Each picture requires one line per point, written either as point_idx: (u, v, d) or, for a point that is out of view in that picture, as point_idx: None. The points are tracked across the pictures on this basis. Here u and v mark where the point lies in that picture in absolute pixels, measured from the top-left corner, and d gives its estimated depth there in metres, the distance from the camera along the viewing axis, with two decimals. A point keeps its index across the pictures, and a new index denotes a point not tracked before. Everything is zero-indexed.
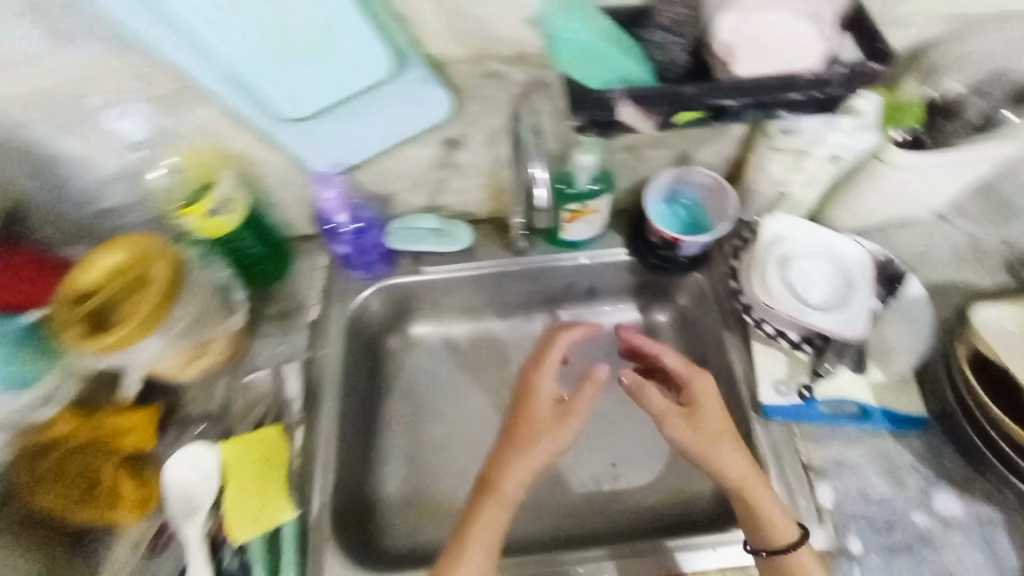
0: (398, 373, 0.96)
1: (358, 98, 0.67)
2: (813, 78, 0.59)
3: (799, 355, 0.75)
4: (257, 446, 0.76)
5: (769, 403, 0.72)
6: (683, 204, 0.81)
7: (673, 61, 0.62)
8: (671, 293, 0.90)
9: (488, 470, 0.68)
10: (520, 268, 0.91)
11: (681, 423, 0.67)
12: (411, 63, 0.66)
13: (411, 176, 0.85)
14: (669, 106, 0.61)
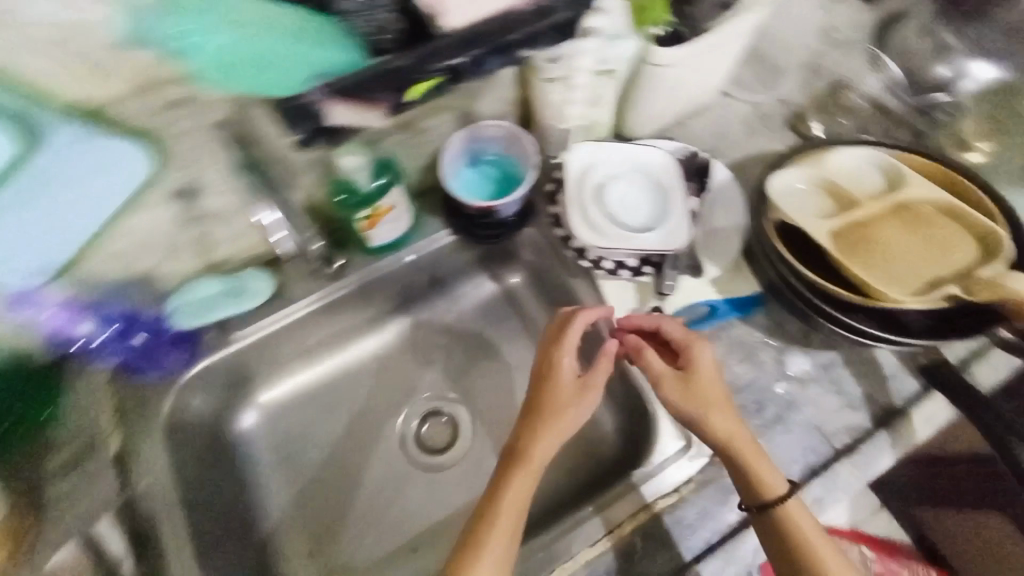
0: (262, 453, 0.82)
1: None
2: (536, 9, 0.45)
3: (644, 280, 0.75)
4: None
5: None
6: (487, 165, 0.77)
7: (382, 28, 0.43)
8: (515, 254, 0.88)
9: (514, 442, 0.63)
10: (347, 292, 0.80)
11: (683, 390, 0.62)
12: (50, 124, 0.43)
13: (151, 245, 0.64)
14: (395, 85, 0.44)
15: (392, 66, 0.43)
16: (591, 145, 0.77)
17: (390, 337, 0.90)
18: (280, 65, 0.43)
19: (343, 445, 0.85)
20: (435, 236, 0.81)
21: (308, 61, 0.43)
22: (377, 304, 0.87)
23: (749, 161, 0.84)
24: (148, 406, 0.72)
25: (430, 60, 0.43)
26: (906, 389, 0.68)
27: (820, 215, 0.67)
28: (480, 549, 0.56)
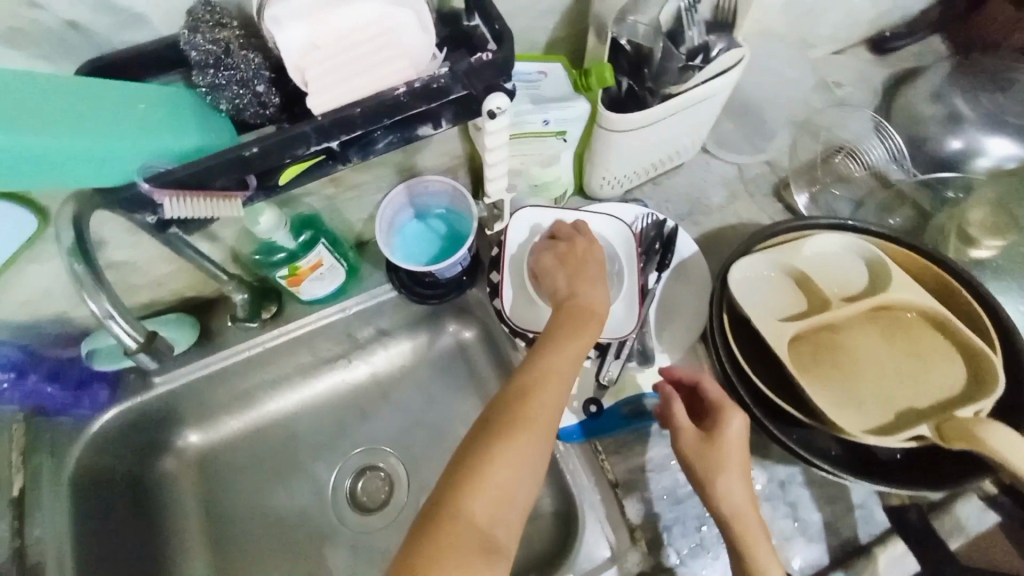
0: (183, 499, 0.78)
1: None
2: (416, 91, 0.41)
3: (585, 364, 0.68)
4: None
5: (565, 425, 0.65)
6: (432, 222, 0.72)
7: (239, 102, 0.41)
8: (464, 311, 0.82)
9: (571, 298, 0.61)
10: (284, 340, 0.76)
11: (699, 448, 0.55)
12: None
13: (63, 288, 0.62)
14: (252, 171, 0.41)
15: (244, 155, 0.40)
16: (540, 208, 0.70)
17: (336, 379, 0.84)
18: (111, 156, 0.38)
19: (271, 490, 0.79)
20: (375, 294, 0.77)
21: (146, 144, 0.39)
22: (313, 354, 0.81)
23: (724, 228, 0.77)
24: (53, 449, 0.68)
25: (287, 149, 0.40)
26: (874, 522, 0.60)
27: (785, 316, 0.60)
28: (531, 404, 0.51)
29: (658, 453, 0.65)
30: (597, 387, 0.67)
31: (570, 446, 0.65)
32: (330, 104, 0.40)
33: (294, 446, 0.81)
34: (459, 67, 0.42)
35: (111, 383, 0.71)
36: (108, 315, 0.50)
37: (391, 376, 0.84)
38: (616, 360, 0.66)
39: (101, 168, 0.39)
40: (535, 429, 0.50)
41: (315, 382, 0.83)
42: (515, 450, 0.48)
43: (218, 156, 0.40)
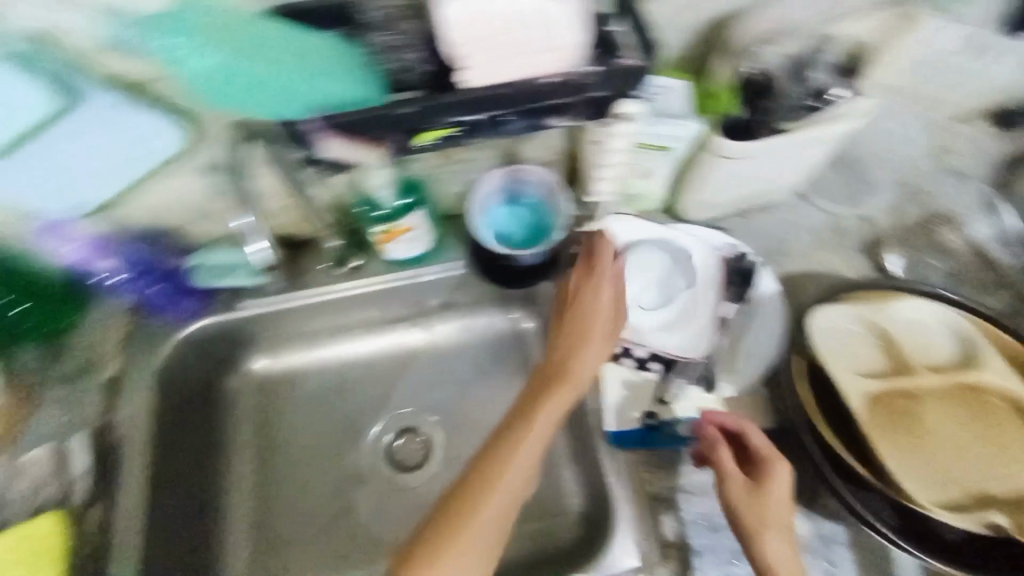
0: (241, 416, 0.84)
1: (36, 137, 0.54)
2: (562, 83, 0.44)
3: (647, 376, 0.69)
4: (27, 543, 0.63)
5: (616, 429, 0.66)
6: (520, 209, 0.73)
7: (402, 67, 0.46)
8: (532, 302, 0.85)
9: (559, 362, 0.65)
10: (359, 292, 0.80)
11: (745, 497, 0.57)
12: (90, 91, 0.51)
13: (192, 205, 0.71)
14: (392, 130, 0.47)
15: (392, 113, 0.45)
16: (629, 220, 0.74)
17: (395, 339, 0.88)
18: (285, 90, 0.46)
19: (318, 427, 0.84)
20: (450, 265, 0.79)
21: (312, 85, 0.46)
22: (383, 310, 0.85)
23: (808, 275, 0.76)
24: (144, 343, 0.75)
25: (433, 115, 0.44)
26: None
27: (860, 374, 0.62)
28: (494, 487, 0.57)
29: (701, 477, 0.65)
30: (655, 401, 0.67)
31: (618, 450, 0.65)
32: (482, 78, 0.43)
33: (347, 393, 0.86)
34: (608, 68, 0.44)
35: (201, 299, 0.77)
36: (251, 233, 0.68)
37: (448, 349, 0.88)
38: (678, 379, 0.68)
39: (274, 100, 0.47)
40: (499, 500, 0.57)
41: (377, 338, 0.88)
42: (473, 537, 0.55)
43: (370, 111, 0.46)
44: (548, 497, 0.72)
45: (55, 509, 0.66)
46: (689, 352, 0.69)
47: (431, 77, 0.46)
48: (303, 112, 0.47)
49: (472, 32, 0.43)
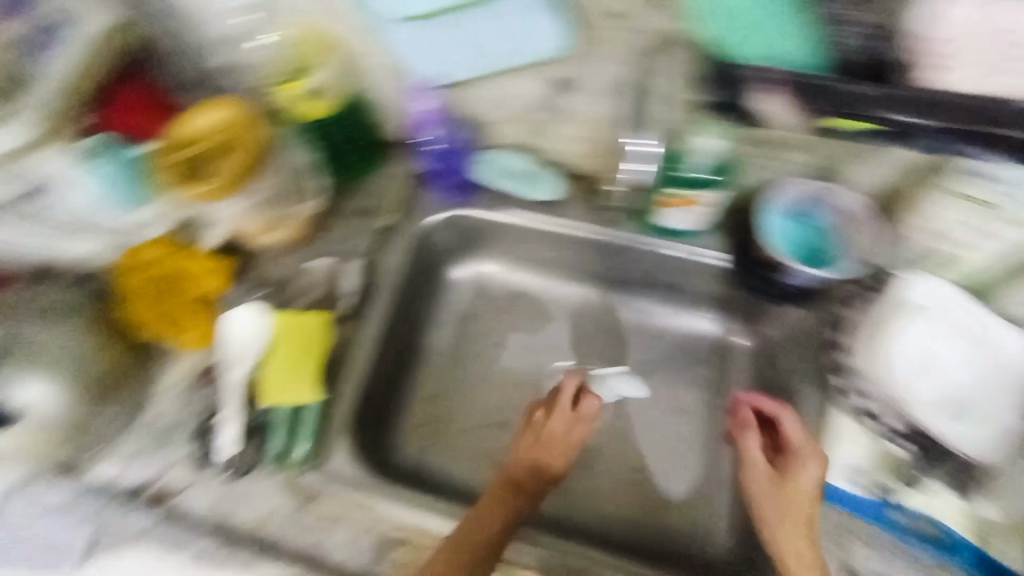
0: (457, 302, 0.94)
1: (456, 12, 0.65)
2: None
3: (892, 450, 0.66)
4: (299, 329, 0.74)
5: (835, 485, 0.64)
6: (803, 225, 0.71)
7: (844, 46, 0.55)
8: (759, 320, 0.84)
9: (520, 466, 0.69)
10: (607, 241, 0.82)
11: (769, 488, 0.62)
12: None
13: (512, 108, 0.75)
14: (828, 105, 0.56)
15: (843, 94, 0.55)
16: (941, 287, 0.66)
17: (603, 299, 0.93)
18: (751, 36, 0.58)
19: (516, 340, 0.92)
20: (698, 252, 0.80)
21: (770, 43, 0.57)
22: (611, 269, 0.89)
23: None
24: (418, 210, 0.84)
25: (887, 110, 0.54)
26: None
27: None
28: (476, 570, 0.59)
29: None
30: (895, 478, 0.64)
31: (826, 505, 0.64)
32: (959, 83, 0.51)
33: (543, 327, 0.93)
34: None
35: (475, 195, 0.83)
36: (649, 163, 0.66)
37: (650, 331, 0.92)
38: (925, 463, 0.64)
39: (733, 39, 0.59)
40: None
41: (588, 292, 0.93)
42: None
43: (820, 84, 0.56)
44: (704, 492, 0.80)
45: (321, 310, 0.78)
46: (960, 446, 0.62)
47: (874, 66, 0.55)
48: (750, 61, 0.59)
49: (973, 37, 0.49)
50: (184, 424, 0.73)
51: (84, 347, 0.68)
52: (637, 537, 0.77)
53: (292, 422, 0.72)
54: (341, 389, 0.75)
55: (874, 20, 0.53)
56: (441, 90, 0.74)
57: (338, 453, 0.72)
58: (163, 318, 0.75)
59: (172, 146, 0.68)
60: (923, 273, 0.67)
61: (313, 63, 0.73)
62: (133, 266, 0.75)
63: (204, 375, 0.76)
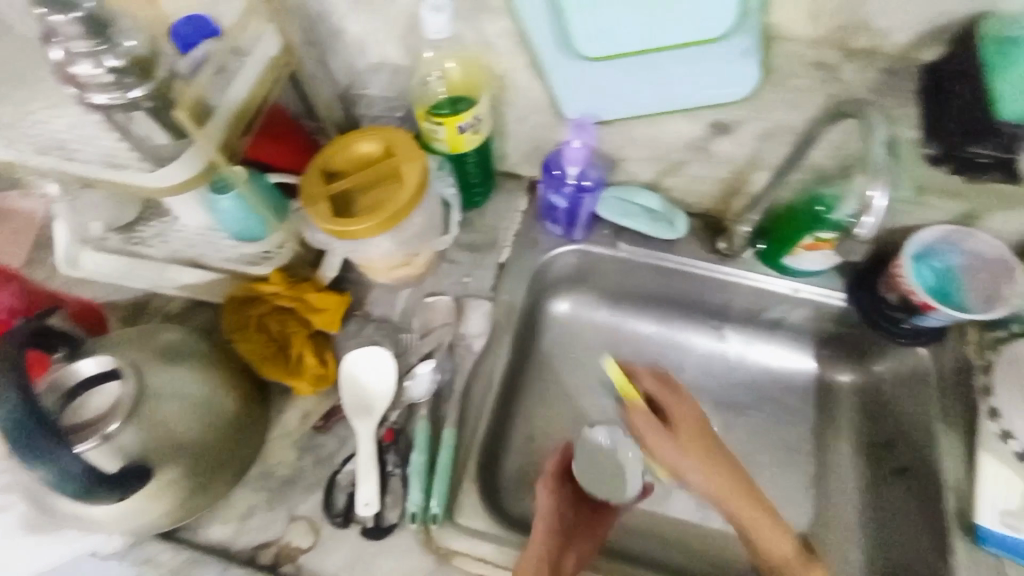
0: (560, 335, 0.94)
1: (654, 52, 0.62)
2: None
3: None
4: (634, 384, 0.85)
5: (986, 526, 0.65)
6: (931, 268, 0.75)
7: None
8: (869, 358, 0.87)
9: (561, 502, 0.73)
10: (718, 277, 0.84)
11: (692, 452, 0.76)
12: (740, 31, 0.58)
13: (653, 148, 0.75)
14: None
15: None
16: None
17: (701, 333, 0.95)
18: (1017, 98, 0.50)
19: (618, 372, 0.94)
20: (800, 287, 0.83)
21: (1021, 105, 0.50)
22: (706, 304, 0.92)
23: None
24: (532, 247, 0.84)
25: None
26: None
27: None
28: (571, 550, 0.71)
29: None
30: None
31: (980, 549, 0.65)
32: None
33: (638, 359, 0.95)
34: None
35: (591, 229, 0.85)
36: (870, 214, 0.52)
37: (745, 363, 0.94)
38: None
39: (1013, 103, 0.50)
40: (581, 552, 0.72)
41: (679, 326, 0.96)
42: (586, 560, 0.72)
43: None
44: (817, 535, 0.81)
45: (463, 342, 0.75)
46: None
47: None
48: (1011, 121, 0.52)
49: None
50: (304, 475, 0.68)
51: (211, 397, 0.63)
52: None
53: (427, 475, 0.68)
54: (471, 429, 0.72)
55: None
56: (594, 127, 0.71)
57: (471, 503, 0.69)
58: (284, 356, 0.73)
59: (317, 174, 0.65)
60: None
61: (469, 97, 0.68)
62: (238, 298, 0.75)
63: (319, 421, 0.71)
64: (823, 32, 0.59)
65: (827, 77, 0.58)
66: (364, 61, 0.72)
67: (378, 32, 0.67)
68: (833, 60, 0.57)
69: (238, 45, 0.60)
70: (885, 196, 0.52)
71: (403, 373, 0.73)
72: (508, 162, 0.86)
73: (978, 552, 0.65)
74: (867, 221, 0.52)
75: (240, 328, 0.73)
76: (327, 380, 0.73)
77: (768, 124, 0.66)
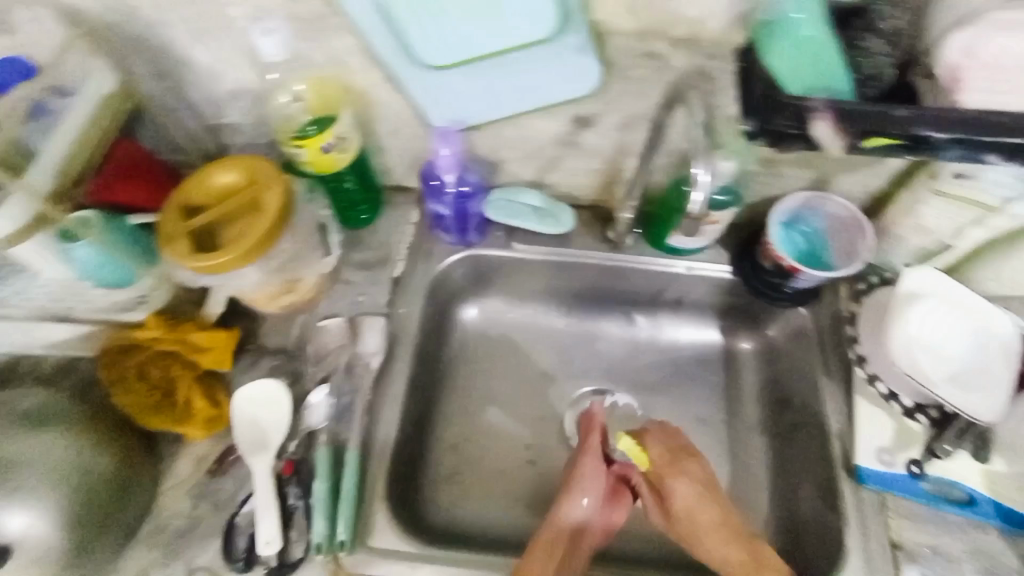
0: (471, 340, 0.95)
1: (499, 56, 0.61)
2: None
3: (909, 423, 0.72)
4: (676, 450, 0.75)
5: (866, 467, 0.70)
6: (801, 232, 0.80)
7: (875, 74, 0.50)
8: (762, 323, 0.91)
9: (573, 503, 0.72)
10: (611, 265, 0.86)
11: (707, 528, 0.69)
12: (572, 28, 0.59)
13: (526, 147, 0.76)
14: (863, 127, 0.47)
15: (889, 112, 0.46)
16: (932, 272, 0.72)
17: (609, 321, 0.98)
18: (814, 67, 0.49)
19: (533, 369, 0.95)
20: (693, 266, 0.86)
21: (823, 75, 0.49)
22: (610, 291, 0.93)
23: None
24: (426, 258, 0.85)
25: (916, 123, 0.46)
26: None
27: None
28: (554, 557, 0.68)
29: (953, 546, 0.65)
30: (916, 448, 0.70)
31: (862, 487, 0.70)
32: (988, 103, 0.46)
33: (551, 353, 0.96)
34: None
35: (483, 232, 0.86)
36: (698, 188, 0.58)
37: (656, 344, 0.97)
38: (955, 440, 0.67)
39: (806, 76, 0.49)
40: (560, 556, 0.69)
41: (588, 317, 0.98)
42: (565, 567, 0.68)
43: (867, 108, 0.47)
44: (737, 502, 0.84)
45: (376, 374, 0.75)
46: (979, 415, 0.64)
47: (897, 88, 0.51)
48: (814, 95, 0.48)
49: (996, 69, 0.45)
50: (201, 524, 0.66)
51: (79, 460, 0.64)
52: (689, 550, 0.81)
53: (332, 501, 0.67)
54: (377, 448, 0.72)
55: (905, 47, 0.49)
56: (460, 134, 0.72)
57: (382, 522, 0.68)
58: (170, 403, 0.70)
59: (175, 212, 0.62)
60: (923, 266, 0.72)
61: (328, 117, 0.67)
62: (116, 347, 0.71)
63: (213, 465, 0.69)
64: (645, 30, 0.61)
65: (661, 66, 0.62)
66: (217, 94, 0.69)
67: (226, 62, 0.65)
68: (662, 50, 0.60)
69: (59, 83, 0.59)
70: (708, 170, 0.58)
71: (300, 402, 0.72)
72: (393, 175, 0.85)
73: (860, 490, 0.70)
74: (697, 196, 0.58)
75: (116, 380, 0.70)
76: (221, 421, 0.71)
77: (623, 115, 0.69)
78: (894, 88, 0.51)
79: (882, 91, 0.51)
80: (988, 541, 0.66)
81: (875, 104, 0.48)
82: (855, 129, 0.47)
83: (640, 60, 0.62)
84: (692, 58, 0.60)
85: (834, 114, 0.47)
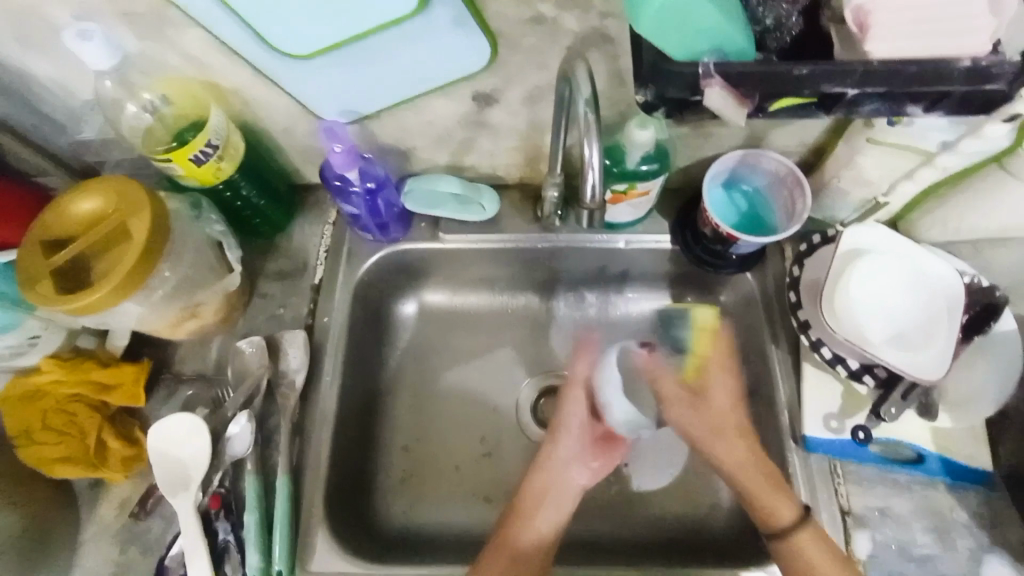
0: (409, 339, 0.86)
1: (368, 38, 0.54)
2: (969, 69, 0.40)
3: (855, 387, 0.70)
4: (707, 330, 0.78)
5: (813, 435, 0.68)
6: (741, 193, 0.75)
7: (773, 20, 0.44)
8: (714, 289, 0.84)
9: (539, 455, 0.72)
10: (546, 246, 0.80)
11: (712, 435, 0.68)
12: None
13: (434, 131, 0.70)
14: (769, 91, 0.43)
15: (789, 73, 0.42)
16: (874, 228, 0.69)
17: (556, 305, 0.88)
18: (698, 27, 0.41)
19: (481, 351, 0.86)
20: (634, 239, 0.79)
21: (711, 33, 0.42)
22: (553, 274, 0.85)
23: None
24: (346, 259, 0.78)
25: (824, 82, 0.41)
26: None
27: None
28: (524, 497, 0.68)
29: (901, 506, 0.64)
30: (855, 409, 0.69)
31: (810, 455, 0.68)
32: (901, 48, 0.40)
33: (495, 339, 0.87)
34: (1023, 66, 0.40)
35: (407, 225, 0.79)
36: (590, 163, 0.55)
37: (610, 321, 0.88)
38: (900, 401, 0.66)
39: (691, 38, 0.42)
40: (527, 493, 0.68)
41: (537, 298, 0.88)
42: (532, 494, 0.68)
43: (764, 67, 0.42)
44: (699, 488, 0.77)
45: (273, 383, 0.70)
46: (921, 375, 0.63)
47: (805, 36, 0.45)
48: (705, 58, 0.42)
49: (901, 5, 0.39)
50: (129, 568, 0.63)
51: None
52: (664, 528, 0.76)
53: (265, 529, 0.64)
54: (308, 467, 0.68)
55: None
56: (349, 127, 0.67)
57: (322, 545, 0.65)
58: (78, 449, 0.66)
59: (37, 250, 0.58)
60: (867, 221, 0.69)
61: (199, 120, 0.62)
62: (16, 396, 0.67)
63: (136, 507, 0.66)
64: None
65: (554, 30, 0.55)
66: (74, 102, 0.63)
67: (71, 68, 0.59)
68: (550, 12, 0.53)
69: None
70: (601, 145, 0.55)
71: (220, 432, 0.68)
72: (301, 173, 0.79)
73: (809, 458, 0.68)
74: (588, 179, 0.56)
75: (22, 432, 0.66)
76: (139, 460, 0.67)
77: (524, 87, 0.63)
78: (804, 35, 0.45)
79: (789, 43, 0.45)
80: (935, 497, 0.65)
81: (781, 60, 0.43)
82: (757, 93, 0.43)
83: (528, 27, 0.55)
84: (587, 19, 0.54)
85: (725, 78, 0.42)
